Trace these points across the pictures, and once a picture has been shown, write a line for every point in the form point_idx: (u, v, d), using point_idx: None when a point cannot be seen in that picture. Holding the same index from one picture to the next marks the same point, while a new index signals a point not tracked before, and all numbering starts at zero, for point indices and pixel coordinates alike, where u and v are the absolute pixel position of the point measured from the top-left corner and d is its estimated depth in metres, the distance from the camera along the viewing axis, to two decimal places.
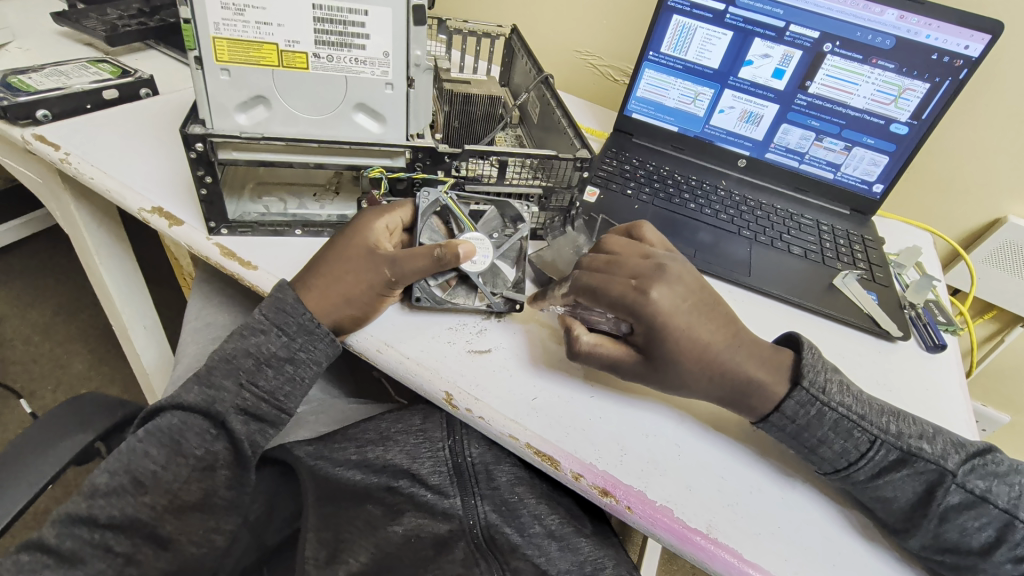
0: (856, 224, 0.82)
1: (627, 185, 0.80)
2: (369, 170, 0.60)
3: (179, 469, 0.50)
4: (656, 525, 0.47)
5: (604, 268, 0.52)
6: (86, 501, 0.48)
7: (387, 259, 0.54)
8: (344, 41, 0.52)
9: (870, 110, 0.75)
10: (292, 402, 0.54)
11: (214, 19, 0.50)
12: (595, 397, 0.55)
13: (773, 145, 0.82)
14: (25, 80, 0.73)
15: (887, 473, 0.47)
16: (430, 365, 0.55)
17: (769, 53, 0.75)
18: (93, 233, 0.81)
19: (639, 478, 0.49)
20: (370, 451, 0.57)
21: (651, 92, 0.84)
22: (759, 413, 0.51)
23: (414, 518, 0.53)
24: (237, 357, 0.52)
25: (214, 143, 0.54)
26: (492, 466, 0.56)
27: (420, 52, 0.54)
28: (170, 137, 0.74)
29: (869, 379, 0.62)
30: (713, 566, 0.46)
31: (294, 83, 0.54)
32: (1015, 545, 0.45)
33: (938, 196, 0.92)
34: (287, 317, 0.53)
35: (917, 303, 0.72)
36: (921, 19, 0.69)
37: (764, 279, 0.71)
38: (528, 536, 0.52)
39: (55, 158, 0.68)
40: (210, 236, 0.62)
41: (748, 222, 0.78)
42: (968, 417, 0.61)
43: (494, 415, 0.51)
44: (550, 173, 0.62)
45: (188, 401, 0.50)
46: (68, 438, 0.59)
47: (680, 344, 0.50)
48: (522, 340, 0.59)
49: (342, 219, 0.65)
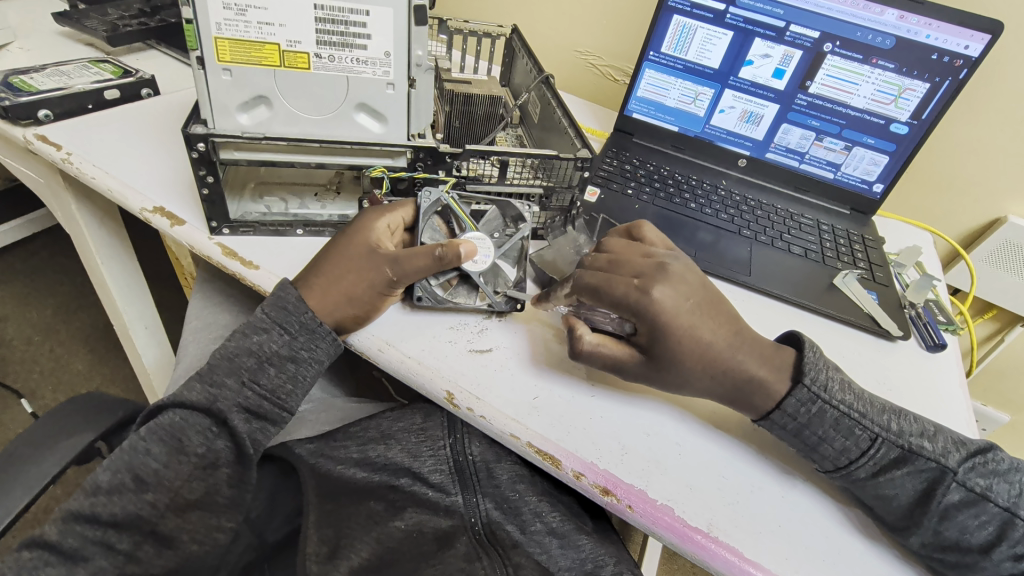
0: (856, 224, 0.82)
1: (627, 184, 0.80)
2: (370, 169, 0.60)
3: (180, 467, 0.50)
4: (657, 524, 0.47)
5: (605, 268, 0.52)
6: (88, 499, 0.48)
7: (388, 259, 0.54)
8: (346, 41, 0.53)
9: (870, 110, 0.75)
10: (292, 401, 0.54)
11: (216, 19, 0.50)
12: (596, 396, 0.55)
13: (773, 145, 0.82)
14: (26, 80, 0.74)
15: (887, 471, 0.47)
16: (431, 364, 0.55)
17: (769, 53, 0.75)
18: (95, 233, 0.81)
19: (640, 477, 0.49)
20: (372, 449, 0.58)
21: (651, 92, 0.84)
22: (759, 411, 0.51)
23: (415, 514, 0.53)
24: (239, 356, 0.52)
25: (215, 143, 0.55)
26: (493, 463, 0.57)
27: (421, 52, 0.54)
28: (171, 137, 0.74)
29: (869, 378, 0.62)
30: (714, 565, 0.46)
31: (296, 83, 0.54)
32: (1015, 543, 0.45)
33: (939, 195, 0.92)
34: (289, 316, 0.53)
35: (917, 302, 0.72)
36: (921, 19, 0.69)
37: (764, 279, 0.71)
38: (529, 534, 0.53)
39: (56, 158, 0.69)
40: (211, 236, 0.62)
41: (748, 222, 0.79)
42: (968, 417, 0.61)
43: (495, 414, 0.52)
44: (550, 173, 0.62)
45: (190, 399, 0.51)
46: (70, 437, 0.59)
47: (681, 344, 0.50)
48: (523, 339, 0.59)
49: (344, 218, 0.65)
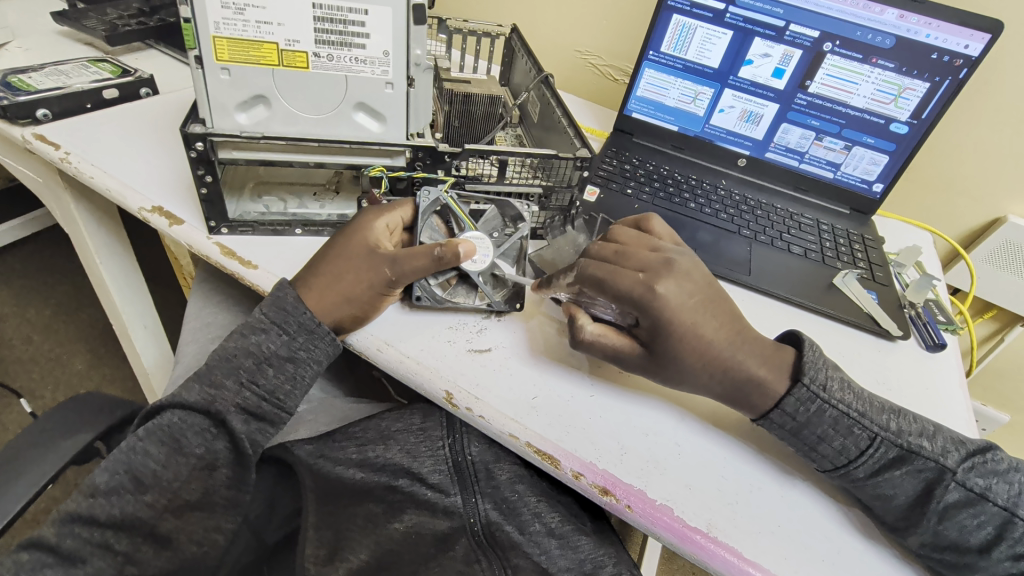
0: (856, 224, 0.82)
1: (627, 184, 0.80)
2: (369, 169, 0.60)
3: (179, 468, 0.50)
4: (656, 524, 0.47)
5: (605, 268, 0.52)
6: (86, 500, 0.48)
7: (387, 259, 0.54)
8: (344, 41, 0.52)
9: (869, 109, 0.75)
10: (291, 401, 0.54)
11: (214, 18, 0.50)
12: (596, 395, 0.55)
13: (773, 144, 0.82)
14: (25, 79, 0.73)
15: (886, 471, 0.47)
16: (429, 364, 0.55)
17: (769, 53, 0.75)
18: (93, 232, 0.81)
19: (639, 477, 0.49)
20: (370, 450, 0.57)
21: (650, 91, 0.84)
22: (758, 411, 0.51)
23: (414, 515, 0.54)
24: (238, 356, 0.52)
25: (213, 142, 0.55)
26: (492, 464, 0.56)
27: (420, 52, 0.54)
28: (170, 136, 0.74)
29: (869, 377, 0.62)
30: (713, 565, 0.46)
31: (294, 83, 0.54)
32: (1015, 543, 0.45)
33: (938, 195, 0.92)
34: (288, 316, 0.53)
35: (917, 301, 0.72)
36: (921, 18, 0.69)
37: (764, 278, 0.71)
38: (528, 534, 0.53)
39: (54, 157, 0.68)
40: (210, 235, 0.62)
41: (748, 221, 0.79)
42: (968, 417, 0.61)
43: (494, 414, 0.52)
44: (550, 172, 0.62)
45: (188, 400, 0.50)
46: (69, 437, 0.59)
47: (680, 344, 0.50)
48: (522, 339, 0.59)
49: (343, 218, 0.65)
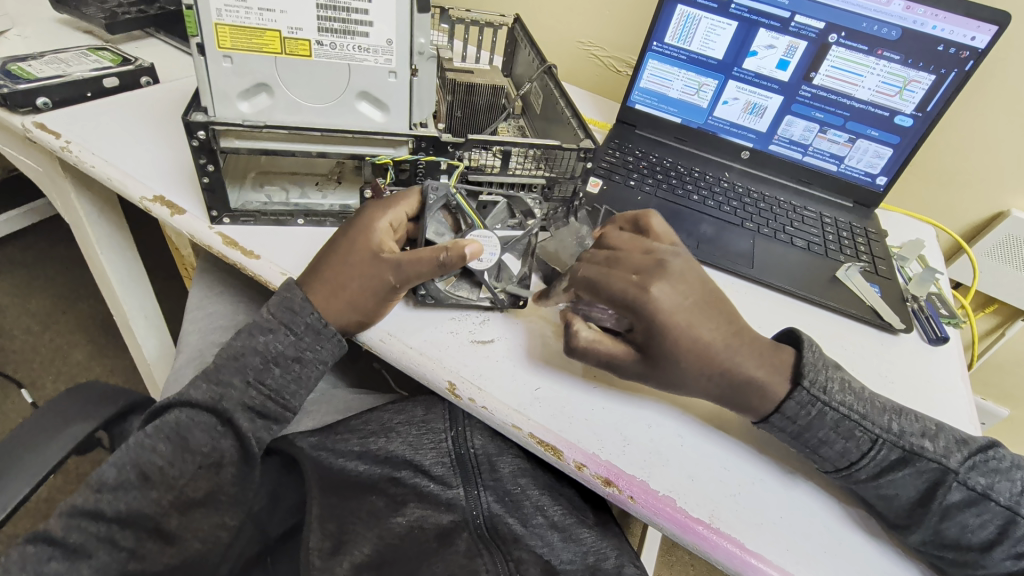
0: (858, 216, 0.82)
1: (629, 176, 0.80)
2: (372, 158, 0.60)
3: (185, 465, 0.50)
4: (658, 514, 0.47)
5: (593, 271, 0.53)
6: (93, 494, 0.48)
7: (393, 262, 0.53)
8: (348, 28, 0.52)
9: (874, 102, 0.74)
10: (297, 400, 0.54)
11: (216, 5, 0.49)
12: (598, 388, 0.55)
13: (776, 136, 0.81)
14: (25, 67, 0.73)
15: (888, 473, 0.47)
16: (432, 355, 0.55)
17: (774, 44, 0.75)
18: (94, 221, 0.81)
19: (642, 468, 0.49)
20: (373, 442, 0.56)
21: (653, 83, 0.83)
22: (760, 414, 0.50)
23: (416, 509, 0.54)
24: (245, 355, 0.52)
25: (216, 131, 0.54)
26: (495, 457, 0.57)
27: (424, 40, 0.53)
28: (170, 125, 0.73)
29: (872, 372, 0.62)
30: (714, 555, 0.46)
31: (298, 72, 0.53)
32: (1016, 542, 0.45)
33: (942, 188, 0.92)
34: (296, 316, 0.53)
35: (919, 295, 0.72)
36: (928, 10, 0.68)
37: (767, 271, 0.71)
38: (531, 527, 0.53)
39: (55, 146, 0.68)
40: (212, 225, 0.62)
41: (752, 214, 0.78)
42: (970, 411, 0.61)
43: (497, 405, 0.52)
44: (552, 163, 0.62)
45: (196, 399, 0.50)
46: (72, 427, 0.59)
47: (683, 342, 0.50)
48: (523, 331, 0.58)
49: (345, 208, 0.65)
